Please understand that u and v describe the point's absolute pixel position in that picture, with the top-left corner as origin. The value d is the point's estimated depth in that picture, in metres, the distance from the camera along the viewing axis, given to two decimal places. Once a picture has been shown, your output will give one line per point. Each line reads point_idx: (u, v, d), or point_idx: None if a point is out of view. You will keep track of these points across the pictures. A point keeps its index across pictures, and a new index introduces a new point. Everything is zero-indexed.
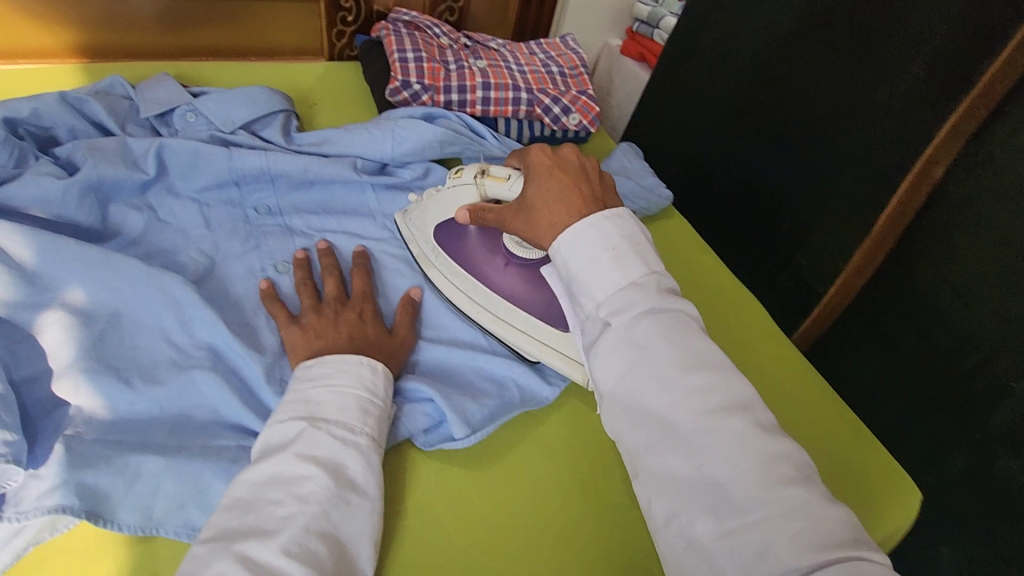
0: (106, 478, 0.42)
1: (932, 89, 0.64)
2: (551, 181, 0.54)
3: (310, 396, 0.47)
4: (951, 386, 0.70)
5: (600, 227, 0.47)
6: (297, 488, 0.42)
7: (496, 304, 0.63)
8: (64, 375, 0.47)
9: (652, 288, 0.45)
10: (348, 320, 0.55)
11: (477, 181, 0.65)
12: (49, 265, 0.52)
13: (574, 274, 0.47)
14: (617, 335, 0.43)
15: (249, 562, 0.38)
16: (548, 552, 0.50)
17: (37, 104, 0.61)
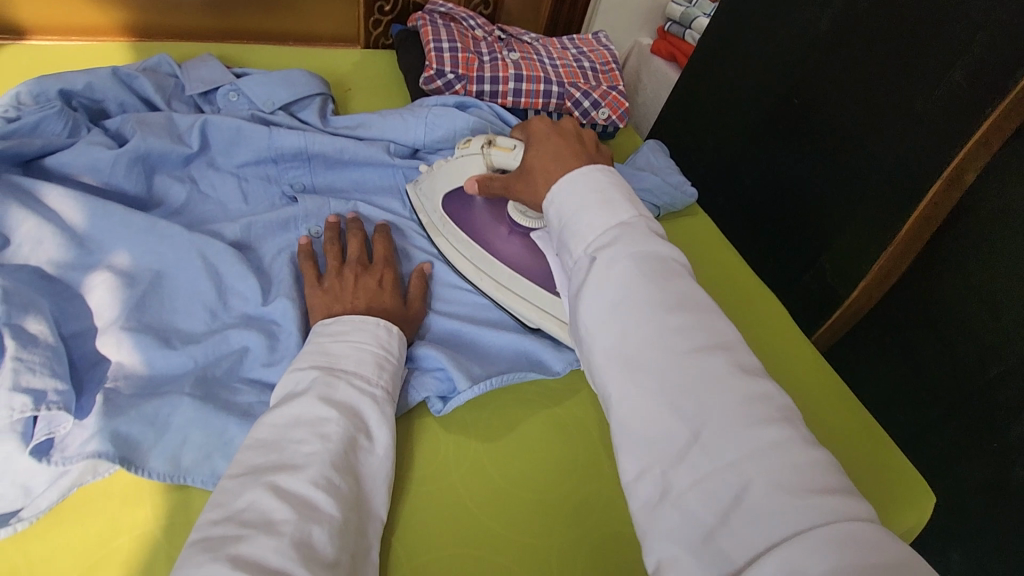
0: (138, 427, 0.45)
1: (964, 100, 0.64)
2: (548, 144, 0.56)
3: (328, 349, 0.49)
4: (971, 396, 0.70)
5: (590, 177, 0.48)
6: (319, 427, 0.43)
7: (500, 272, 0.65)
8: (108, 331, 0.50)
9: (638, 229, 0.44)
10: (368, 286, 0.57)
11: (484, 152, 0.64)
12: (98, 231, 0.55)
13: (565, 221, 0.47)
14: (603, 271, 0.42)
15: (280, 491, 0.39)
16: (561, 515, 0.52)
17: (90, 78, 0.64)
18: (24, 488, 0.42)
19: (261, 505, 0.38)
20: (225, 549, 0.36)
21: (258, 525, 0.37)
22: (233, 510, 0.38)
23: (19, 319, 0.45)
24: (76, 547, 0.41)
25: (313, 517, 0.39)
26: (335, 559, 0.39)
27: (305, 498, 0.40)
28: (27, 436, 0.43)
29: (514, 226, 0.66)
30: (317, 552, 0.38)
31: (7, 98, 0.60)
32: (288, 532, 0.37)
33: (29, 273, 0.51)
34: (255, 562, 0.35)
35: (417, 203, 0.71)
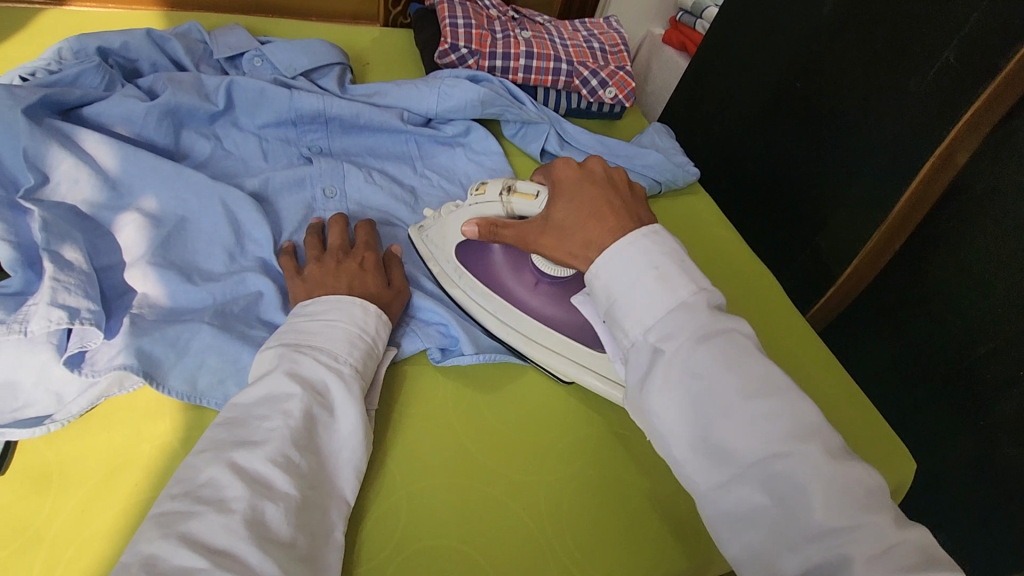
0: (160, 347, 0.48)
1: (960, 79, 0.66)
2: (580, 195, 0.52)
3: (302, 327, 0.49)
4: (960, 374, 0.71)
5: (640, 246, 0.46)
6: (284, 404, 0.43)
7: (528, 326, 0.61)
8: (135, 266, 0.54)
9: (702, 309, 0.43)
10: (350, 269, 0.56)
11: (504, 198, 0.59)
12: (129, 175, 0.59)
13: (616, 300, 0.45)
14: (672, 367, 0.41)
15: (238, 469, 0.39)
16: (554, 459, 0.55)
17: (127, 37, 0.69)
18: (57, 396, 0.46)
19: (215, 483, 0.38)
20: (176, 526, 0.36)
21: (210, 503, 0.37)
22: (192, 486, 0.38)
23: (56, 246, 0.49)
24: (102, 451, 0.45)
25: (267, 494, 0.39)
26: (291, 538, 0.39)
27: (260, 476, 0.39)
28: (61, 348, 0.47)
29: (540, 275, 0.62)
30: (270, 531, 0.38)
31: (51, 53, 0.66)
32: (239, 510, 0.37)
33: (66, 210, 0.54)
34: (204, 541, 0.35)
35: (425, 251, 0.66)
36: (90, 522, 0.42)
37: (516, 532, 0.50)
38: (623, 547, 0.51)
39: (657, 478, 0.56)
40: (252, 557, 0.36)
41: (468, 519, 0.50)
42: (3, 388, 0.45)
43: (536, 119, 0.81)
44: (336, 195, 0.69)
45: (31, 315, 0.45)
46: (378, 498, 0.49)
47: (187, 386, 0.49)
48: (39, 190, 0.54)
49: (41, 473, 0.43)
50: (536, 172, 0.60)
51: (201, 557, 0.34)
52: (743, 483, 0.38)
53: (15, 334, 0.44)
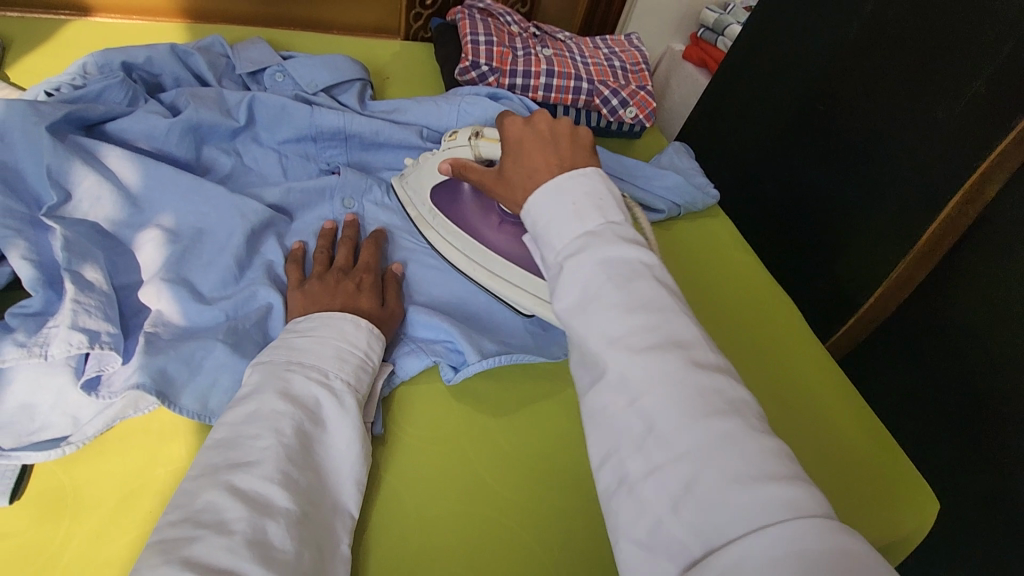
0: (174, 364, 0.48)
1: (991, 111, 0.64)
2: (520, 148, 0.52)
3: (293, 344, 0.48)
4: (986, 410, 0.69)
5: (561, 186, 0.44)
6: (276, 423, 0.41)
7: (492, 262, 0.63)
8: (150, 284, 0.53)
9: (610, 238, 0.41)
10: (346, 288, 0.56)
11: (471, 143, 0.63)
12: (150, 191, 0.59)
13: (535, 229, 0.44)
14: (570, 287, 0.39)
15: (238, 492, 0.37)
16: (568, 487, 0.54)
17: (151, 52, 0.69)
18: (74, 418, 0.46)
19: (215, 505, 0.36)
20: (178, 551, 0.34)
21: (211, 525, 0.35)
22: (192, 511, 0.36)
23: (77, 266, 0.49)
24: (118, 474, 0.45)
25: (268, 514, 0.37)
26: (296, 557, 0.37)
27: (260, 496, 0.38)
28: (79, 371, 0.47)
29: (505, 215, 0.65)
30: (274, 550, 0.36)
31: (76, 68, 0.66)
32: (241, 532, 0.35)
33: (89, 228, 0.54)
34: (206, 562, 0.33)
35: (404, 198, 0.70)
36: (105, 547, 0.41)
37: (530, 567, 0.49)
38: None
39: None
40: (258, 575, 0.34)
41: (476, 552, 0.48)
42: (20, 410, 0.44)
43: None
44: (354, 207, 0.69)
45: (51, 338, 0.45)
46: (387, 527, 0.48)
47: (198, 404, 0.48)
48: (61, 208, 0.54)
49: (58, 495, 0.43)
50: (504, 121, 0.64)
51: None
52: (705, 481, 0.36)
53: (35, 357, 0.44)
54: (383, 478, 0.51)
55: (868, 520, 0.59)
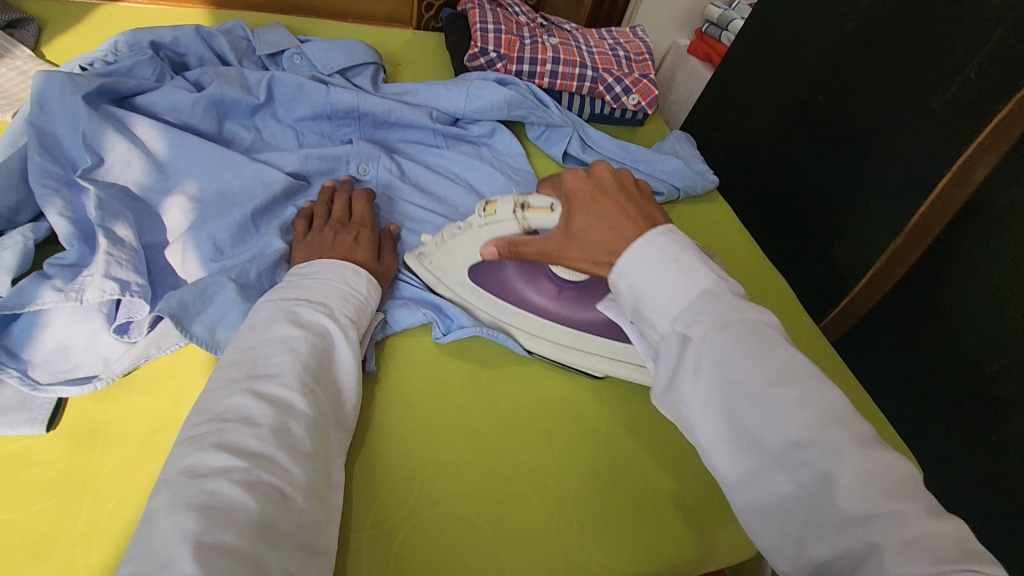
0: (189, 295, 0.51)
1: (982, 94, 0.67)
2: (594, 202, 0.50)
3: (298, 283, 0.52)
4: (974, 386, 0.71)
5: (659, 244, 0.43)
6: (290, 341, 0.44)
7: (560, 335, 0.62)
8: (175, 242, 0.58)
9: (724, 296, 0.40)
10: (346, 241, 0.59)
11: (517, 216, 0.55)
12: (176, 158, 0.62)
13: (642, 296, 0.42)
14: (700, 360, 0.38)
15: (259, 394, 0.40)
16: (562, 437, 0.57)
17: (177, 33, 0.73)
18: (104, 359, 0.49)
19: (240, 406, 0.39)
20: (208, 439, 0.36)
21: (237, 419, 0.38)
22: (214, 411, 0.39)
23: (110, 223, 0.53)
24: (144, 412, 0.48)
25: (288, 413, 0.40)
26: (312, 450, 0.41)
27: (282, 400, 0.41)
28: (110, 318, 0.50)
29: (558, 282, 0.61)
30: (295, 442, 0.39)
31: (108, 46, 0.70)
32: (267, 423, 0.38)
33: (119, 190, 0.58)
34: (237, 446, 0.36)
35: (433, 278, 0.65)
36: (130, 478, 0.45)
37: (531, 511, 0.52)
38: (626, 519, 0.53)
39: (661, 472, 0.57)
40: (284, 460, 0.38)
41: (478, 496, 0.52)
42: (57, 350, 0.48)
43: (560, 123, 0.84)
44: (368, 173, 0.72)
45: (86, 285, 0.49)
46: (392, 469, 0.52)
47: (207, 334, 0.51)
48: (94, 170, 0.58)
49: (89, 428, 0.47)
50: (545, 185, 0.57)
51: (239, 457, 0.36)
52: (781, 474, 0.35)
53: (71, 301, 0.48)
54: (389, 427, 0.54)
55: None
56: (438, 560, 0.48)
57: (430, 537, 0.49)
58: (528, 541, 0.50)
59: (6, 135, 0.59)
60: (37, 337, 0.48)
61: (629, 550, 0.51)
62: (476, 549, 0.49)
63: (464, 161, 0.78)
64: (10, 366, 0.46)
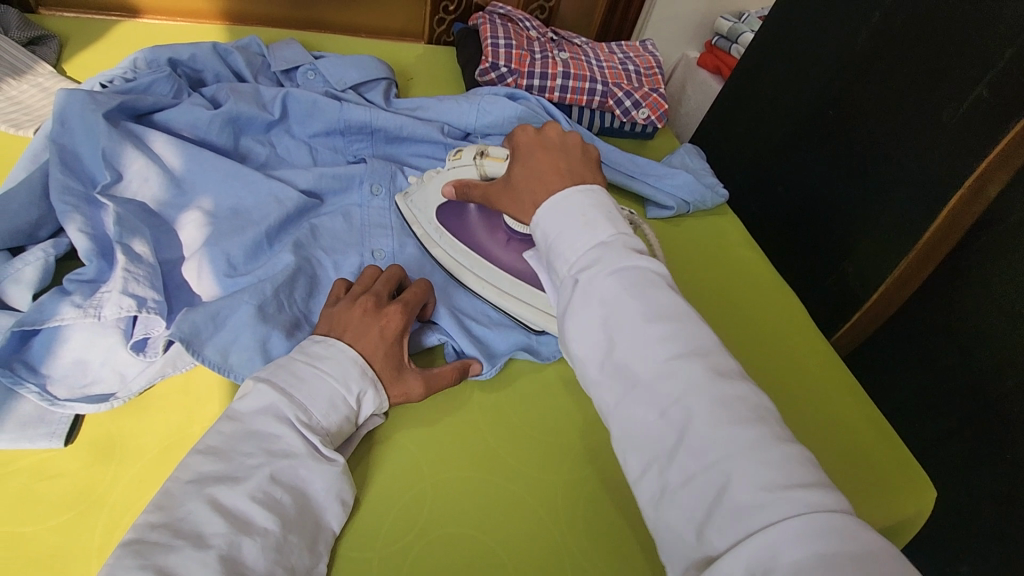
0: (201, 318, 0.52)
1: (993, 112, 0.66)
2: (533, 157, 0.55)
3: (300, 372, 0.48)
4: (984, 409, 0.71)
5: (575, 199, 0.46)
6: (269, 445, 0.45)
7: (502, 281, 0.65)
8: (191, 259, 0.59)
9: (618, 248, 0.43)
10: (371, 333, 0.53)
11: (477, 162, 0.65)
12: (192, 175, 0.63)
13: (551, 242, 0.46)
14: (585, 296, 0.41)
15: (219, 506, 0.41)
16: (568, 457, 0.57)
17: (195, 50, 0.74)
18: (121, 375, 0.50)
19: (194, 518, 0.40)
20: (154, 558, 0.37)
21: (188, 537, 0.39)
22: (172, 518, 0.40)
23: (128, 240, 0.54)
24: (160, 427, 0.49)
25: (245, 531, 0.40)
26: (265, 573, 0.40)
27: (241, 514, 0.41)
28: (127, 333, 0.51)
29: (512, 233, 0.66)
30: (245, 568, 0.39)
31: (127, 63, 0.72)
32: (216, 546, 0.39)
33: (136, 207, 0.59)
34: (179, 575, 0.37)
35: (410, 215, 0.70)
36: (144, 495, 0.45)
37: (535, 527, 0.52)
38: (634, 540, 0.53)
39: None
40: None
41: (479, 512, 0.52)
42: (76, 365, 0.49)
43: None
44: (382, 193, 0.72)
45: (104, 301, 0.50)
46: (395, 490, 0.52)
47: (219, 357, 0.52)
48: (113, 186, 0.59)
49: (106, 443, 0.47)
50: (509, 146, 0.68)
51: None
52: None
53: (90, 317, 0.49)
54: (392, 449, 0.54)
55: (864, 499, 0.61)
56: None
57: (436, 555, 0.49)
58: (535, 559, 0.50)
59: (28, 151, 0.60)
60: (55, 353, 0.49)
61: (635, 569, 0.51)
62: (480, 566, 0.49)
63: None
64: (29, 381, 0.46)
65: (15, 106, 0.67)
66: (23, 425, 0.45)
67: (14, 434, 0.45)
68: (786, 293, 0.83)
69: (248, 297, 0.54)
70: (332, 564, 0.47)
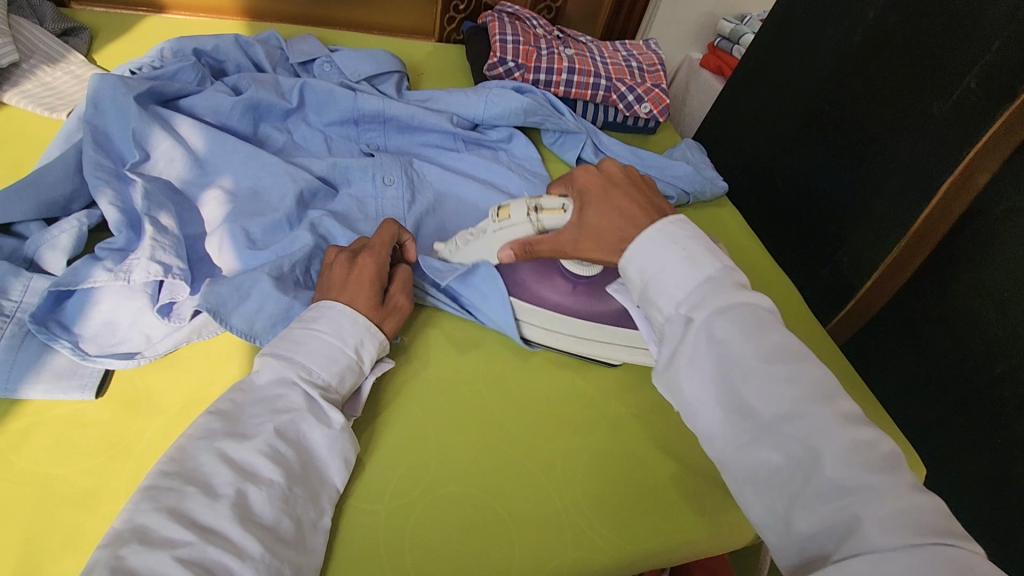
0: (226, 289, 0.54)
1: (979, 105, 0.69)
2: (607, 198, 0.57)
3: (296, 336, 0.51)
4: (977, 391, 0.73)
5: (668, 233, 0.51)
6: (273, 403, 0.48)
7: (577, 328, 0.65)
8: (214, 234, 0.62)
9: (726, 283, 0.48)
10: (345, 283, 0.55)
11: (532, 218, 0.59)
12: (215, 156, 0.67)
13: (650, 281, 0.50)
14: (700, 336, 0.45)
15: (227, 458, 0.43)
16: (572, 426, 0.60)
17: (218, 41, 0.78)
18: (146, 336, 0.53)
19: (205, 469, 0.42)
20: (167, 502, 0.39)
21: (199, 485, 0.41)
22: (184, 468, 0.42)
23: (155, 213, 0.58)
24: (183, 385, 0.52)
25: (251, 480, 0.43)
26: (273, 521, 0.42)
27: (248, 465, 0.43)
28: (154, 298, 0.54)
29: (573, 279, 0.64)
30: (254, 514, 0.42)
31: (155, 52, 0.76)
32: (226, 495, 0.41)
33: (162, 184, 0.63)
34: (192, 518, 0.39)
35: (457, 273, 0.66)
36: (166, 445, 0.48)
37: (539, 490, 0.54)
38: (630, 505, 0.55)
39: (663, 458, 0.59)
40: (234, 533, 0.40)
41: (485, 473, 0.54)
42: (105, 326, 0.52)
43: (574, 129, 0.87)
44: (394, 181, 0.74)
45: (133, 267, 0.53)
46: (403, 452, 0.54)
47: (246, 325, 0.55)
48: (140, 165, 0.63)
49: (132, 398, 0.50)
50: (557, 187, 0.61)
51: (188, 531, 0.38)
52: (760, 438, 0.41)
53: (120, 281, 0.52)
54: (399, 417, 0.57)
55: None
56: (440, 537, 0.50)
57: (441, 514, 0.51)
58: (535, 521, 0.52)
59: (63, 132, 0.64)
60: (88, 313, 0.52)
61: (636, 529, 0.54)
62: (486, 522, 0.51)
63: (483, 164, 0.82)
64: (62, 337, 0.50)
65: (49, 92, 0.71)
66: (55, 378, 0.49)
67: (49, 387, 0.48)
68: (786, 280, 0.86)
69: (265, 270, 0.57)
70: (342, 516, 0.49)
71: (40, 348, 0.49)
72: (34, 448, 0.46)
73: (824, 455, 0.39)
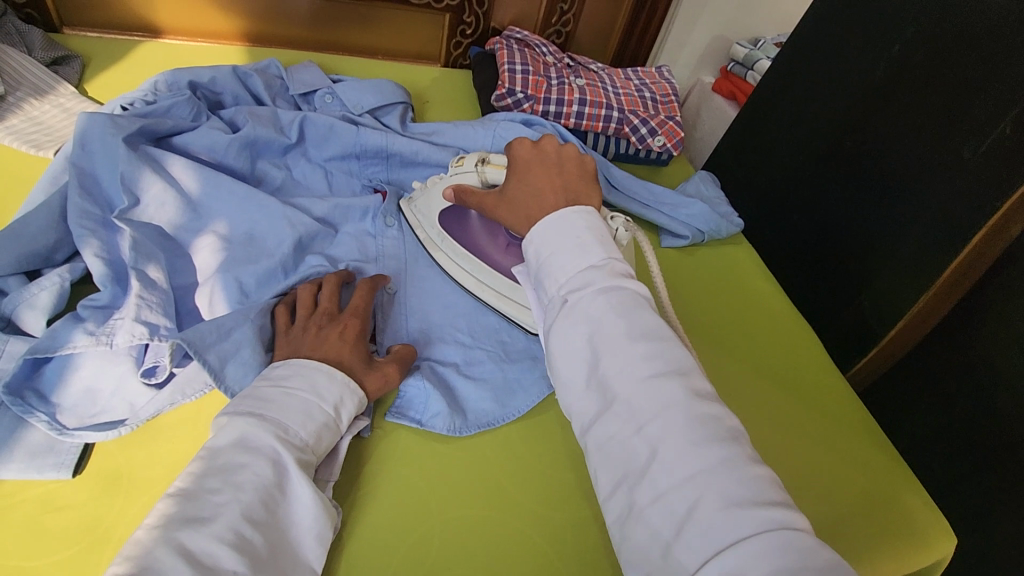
0: (202, 327, 0.51)
1: (1016, 151, 0.65)
2: (529, 171, 0.56)
3: (266, 394, 0.46)
4: (1004, 452, 0.69)
5: (573, 221, 0.47)
6: (236, 476, 0.41)
7: (500, 282, 0.66)
8: (206, 284, 0.59)
9: (610, 272, 0.44)
10: (329, 338, 0.53)
11: (477, 169, 0.67)
12: (208, 199, 0.63)
13: (544, 261, 0.46)
14: (574, 316, 0.42)
15: (184, 551, 0.36)
16: (582, 496, 0.56)
17: (215, 73, 0.75)
18: (130, 404, 0.50)
19: (159, 566, 0.34)
20: None
21: None
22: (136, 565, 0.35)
23: (142, 265, 0.54)
24: (167, 458, 0.49)
25: (211, 574, 0.36)
26: None
27: (208, 558, 0.36)
28: (139, 360, 0.51)
29: (511, 239, 0.67)
30: None
31: (148, 85, 0.72)
32: None
33: (151, 230, 0.59)
34: None
35: (414, 220, 0.72)
36: None
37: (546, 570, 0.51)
38: None
39: None
40: None
41: (489, 551, 0.51)
42: (85, 393, 0.49)
43: None
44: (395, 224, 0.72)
45: (117, 329, 0.50)
46: (398, 529, 0.51)
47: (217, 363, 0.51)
48: (130, 211, 0.59)
49: (113, 475, 0.47)
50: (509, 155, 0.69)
51: None
52: None
53: (102, 345, 0.49)
54: (396, 489, 0.53)
55: (901, 557, 0.59)
56: None
57: None
58: None
59: (48, 173, 0.61)
60: (68, 380, 0.49)
61: None
62: None
63: None
64: (39, 410, 0.46)
65: (36, 127, 0.68)
66: (33, 455, 0.45)
67: (25, 464, 0.45)
68: (799, 321, 0.82)
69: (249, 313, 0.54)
70: None
71: (14, 423, 0.46)
72: (3, 536, 0.42)
73: (756, 499, 0.34)
